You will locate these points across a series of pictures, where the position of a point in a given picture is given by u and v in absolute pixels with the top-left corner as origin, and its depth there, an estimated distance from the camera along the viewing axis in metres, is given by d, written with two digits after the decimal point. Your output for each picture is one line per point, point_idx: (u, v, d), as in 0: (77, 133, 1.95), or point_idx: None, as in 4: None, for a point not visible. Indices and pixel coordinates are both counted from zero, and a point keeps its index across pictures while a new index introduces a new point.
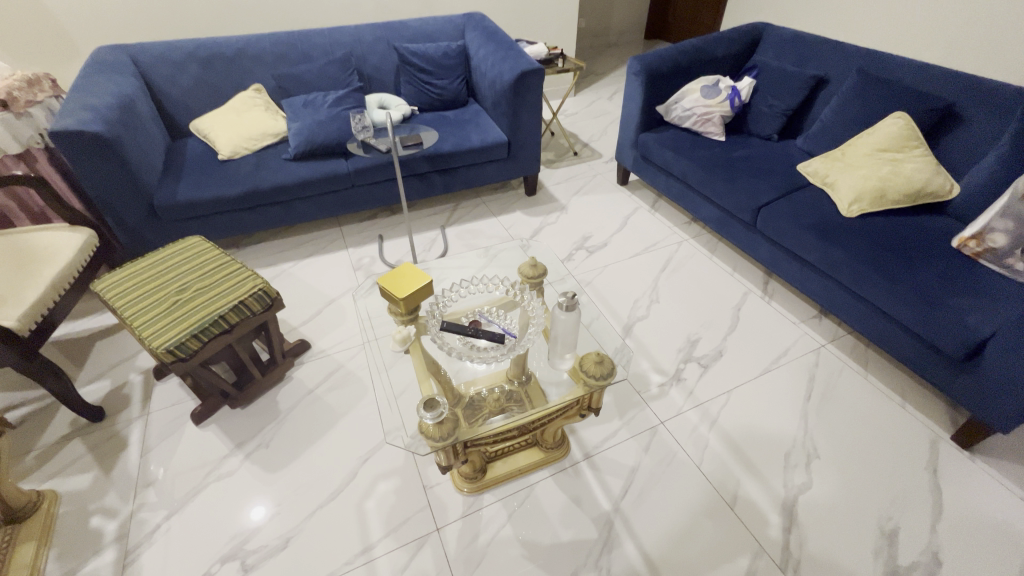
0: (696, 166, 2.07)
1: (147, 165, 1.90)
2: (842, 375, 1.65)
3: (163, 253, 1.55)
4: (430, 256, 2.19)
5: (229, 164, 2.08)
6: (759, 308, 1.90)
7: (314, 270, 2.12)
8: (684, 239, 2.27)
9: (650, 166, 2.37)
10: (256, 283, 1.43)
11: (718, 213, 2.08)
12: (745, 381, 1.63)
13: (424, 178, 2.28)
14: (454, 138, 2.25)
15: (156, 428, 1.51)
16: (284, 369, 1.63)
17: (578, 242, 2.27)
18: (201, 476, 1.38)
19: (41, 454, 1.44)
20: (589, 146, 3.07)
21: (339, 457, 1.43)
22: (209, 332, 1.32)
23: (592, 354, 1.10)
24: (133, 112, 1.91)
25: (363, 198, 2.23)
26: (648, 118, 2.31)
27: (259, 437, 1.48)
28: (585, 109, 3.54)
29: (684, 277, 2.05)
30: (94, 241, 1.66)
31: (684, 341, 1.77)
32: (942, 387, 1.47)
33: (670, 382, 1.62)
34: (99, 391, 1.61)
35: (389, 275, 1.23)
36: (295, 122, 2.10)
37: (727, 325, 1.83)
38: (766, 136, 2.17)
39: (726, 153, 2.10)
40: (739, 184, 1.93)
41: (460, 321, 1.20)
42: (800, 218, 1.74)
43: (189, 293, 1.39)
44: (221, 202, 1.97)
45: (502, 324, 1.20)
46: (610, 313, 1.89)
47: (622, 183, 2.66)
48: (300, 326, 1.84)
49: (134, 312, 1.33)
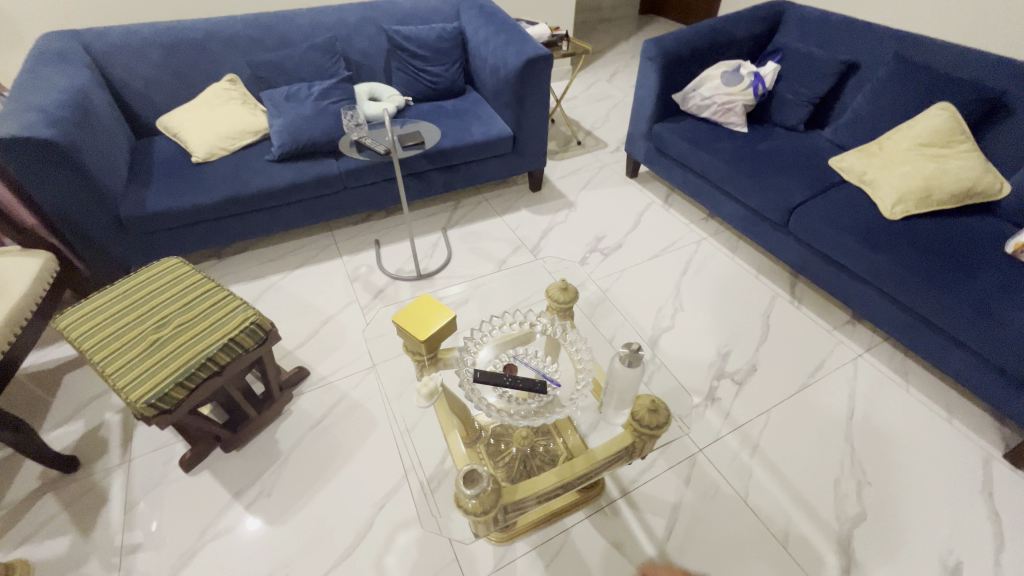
0: (719, 161, 1.92)
1: (109, 171, 1.68)
2: (883, 389, 1.55)
3: (136, 278, 1.36)
4: (434, 263, 2.02)
5: (204, 167, 1.86)
6: (789, 315, 1.79)
7: (306, 283, 1.94)
8: (703, 237, 2.13)
9: (666, 159, 2.21)
10: (246, 315, 1.25)
11: (742, 212, 1.94)
12: (783, 399, 1.53)
13: (423, 177, 2.09)
14: (455, 133, 2.06)
15: (139, 477, 1.34)
16: (282, 403, 1.47)
17: (590, 243, 2.12)
18: (195, 535, 1.23)
19: (8, 515, 1.26)
20: (593, 134, 2.89)
21: (351, 504, 1.29)
22: (195, 378, 1.14)
23: (643, 398, 0.97)
24: (90, 110, 1.67)
25: (357, 200, 2.04)
26: (663, 107, 2.15)
27: (259, 484, 1.32)
28: (584, 92, 3.34)
29: (707, 281, 1.93)
30: (53, 265, 1.44)
31: (714, 355, 1.65)
32: (994, 403, 1.39)
33: (705, 403, 1.51)
34: (70, 436, 1.42)
35: (404, 312, 1.07)
36: (277, 118, 1.89)
37: (757, 335, 1.71)
38: (790, 126, 2.03)
39: (750, 146, 1.96)
40: (768, 181, 1.79)
41: (493, 366, 1.06)
42: (838, 220, 1.61)
43: (168, 330, 1.21)
44: (197, 212, 1.76)
45: (538, 365, 1.06)
46: (633, 324, 1.76)
47: (631, 176, 2.50)
48: (295, 349, 1.67)
49: (106, 357, 1.15)
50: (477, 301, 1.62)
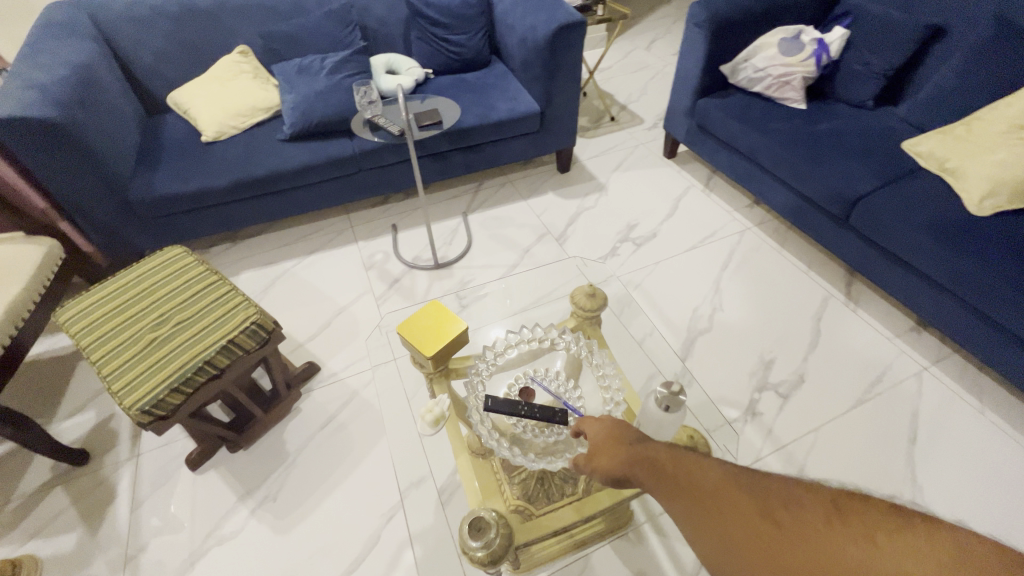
0: (772, 142, 1.71)
1: (116, 152, 1.60)
2: (951, 409, 1.37)
3: (138, 269, 1.29)
4: (452, 251, 1.91)
5: (215, 147, 1.77)
6: (843, 318, 1.60)
7: (320, 269, 1.85)
8: (747, 227, 1.94)
9: (709, 139, 2.00)
10: (247, 315, 1.17)
11: (795, 201, 1.74)
12: (834, 417, 1.37)
13: (443, 158, 1.95)
14: (478, 109, 1.90)
15: (147, 473, 1.30)
16: (290, 401, 1.40)
17: (622, 232, 1.95)
18: (199, 539, 1.19)
19: (20, 507, 1.25)
20: (628, 109, 2.67)
21: (359, 513, 1.23)
22: (192, 382, 1.08)
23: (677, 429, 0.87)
24: (94, 86, 1.59)
25: (373, 182, 1.92)
26: (709, 80, 1.92)
27: (266, 487, 1.27)
28: (620, 62, 3.08)
29: (751, 277, 1.75)
30: (58, 252, 1.39)
31: (756, 363, 1.50)
32: None
33: (744, 418, 1.37)
34: (81, 427, 1.40)
35: (411, 321, 0.96)
36: (289, 94, 1.77)
37: (806, 342, 1.54)
38: (858, 102, 1.78)
39: (808, 126, 1.73)
40: (829, 167, 1.58)
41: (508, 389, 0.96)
42: (911, 215, 1.40)
43: (166, 328, 1.14)
44: (207, 195, 1.69)
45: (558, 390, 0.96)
46: (666, 324, 1.61)
47: (669, 156, 2.29)
48: (306, 342, 1.60)
49: (103, 356, 1.09)
50: (496, 297, 1.50)
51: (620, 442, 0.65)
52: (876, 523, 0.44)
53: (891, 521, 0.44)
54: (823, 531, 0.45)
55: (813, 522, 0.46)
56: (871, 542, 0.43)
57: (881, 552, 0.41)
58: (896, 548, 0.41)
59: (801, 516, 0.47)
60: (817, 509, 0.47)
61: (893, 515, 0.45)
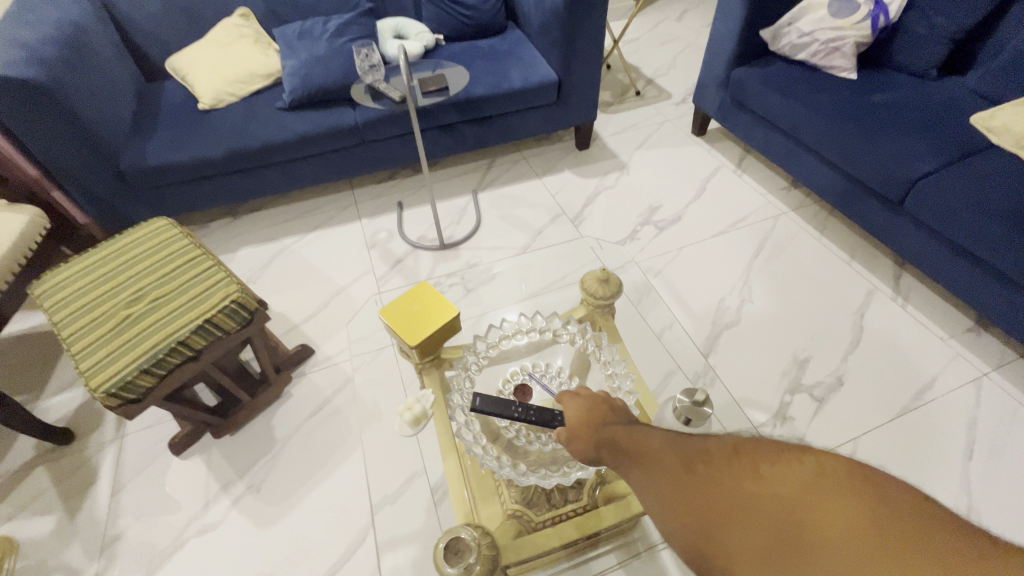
0: (816, 116, 1.52)
1: (107, 118, 1.53)
2: (1014, 422, 1.20)
3: (120, 240, 1.21)
4: (460, 231, 1.79)
5: (212, 116, 1.68)
6: (890, 315, 1.43)
7: (321, 247, 1.76)
8: (783, 211, 1.76)
9: (744, 113, 1.82)
10: (227, 293, 1.08)
11: (839, 183, 1.56)
12: (875, 427, 1.21)
13: (452, 131, 1.82)
14: (490, 78, 1.76)
15: (130, 456, 1.25)
16: (280, 386, 1.32)
17: (643, 214, 1.80)
18: (178, 529, 1.13)
19: (2, 485, 1.21)
20: (654, 83, 2.48)
21: (347, 508, 1.15)
22: (164, 364, 0.99)
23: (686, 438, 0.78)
24: (85, 48, 1.51)
25: (378, 157, 1.81)
26: (747, 46, 1.74)
27: (250, 476, 1.20)
28: (648, 33, 2.87)
29: (785, 266, 1.58)
30: (44, 222, 1.33)
31: (788, 361, 1.35)
32: None
33: (772, 423, 1.23)
34: (68, 405, 1.35)
35: (397, 304, 0.85)
36: (289, 60, 1.67)
37: (847, 340, 1.38)
38: (919, 72, 1.58)
39: (859, 97, 1.54)
40: (882, 144, 1.39)
41: (502, 389, 0.87)
42: (980, 199, 1.22)
43: (141, 305, 1.06)
44: (202, 166, 1.60)
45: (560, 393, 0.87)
46: (688, 316, 1.47)
47: (698, 133, 2.12)
48: (301, 324, 1.52)
49: (74, 332, 1.02)
50: (503, 281, 1.38)
51: (589, 416, 0.58)
52: (785, 456, 0.37)
53: (787, 452, 0.38)
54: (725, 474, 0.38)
55: (722, 460, 0.40)
56: (774, 476, 0.36)
57: (781, 486, 0.35)
58: (781, 478, 0.36)
59: (706, 458, 0.41)
60: (731, 447, 0.41)
61: (795, 447, 0.38)
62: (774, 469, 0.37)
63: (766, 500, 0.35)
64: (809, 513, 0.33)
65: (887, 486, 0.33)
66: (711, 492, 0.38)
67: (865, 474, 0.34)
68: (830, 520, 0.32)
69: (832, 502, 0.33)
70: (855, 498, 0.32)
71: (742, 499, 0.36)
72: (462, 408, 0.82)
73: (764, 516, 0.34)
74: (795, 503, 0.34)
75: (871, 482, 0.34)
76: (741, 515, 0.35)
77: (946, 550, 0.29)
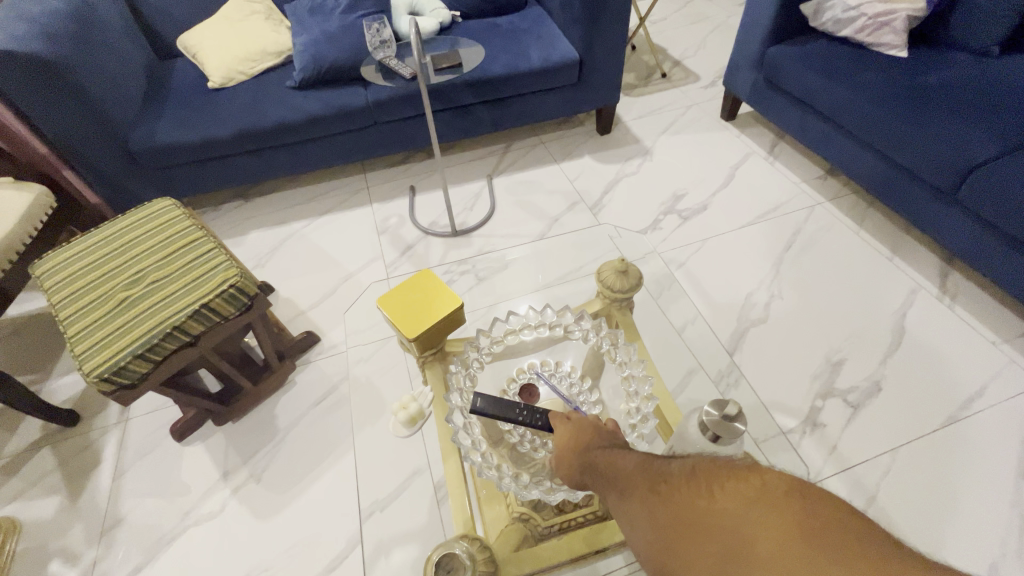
0: (860, 97, 1.40)
1: (116, 96, 1.50)
2: None
3: (123, 220, 1.18)
4: (473, 218, 1.72)
5: (221, 95, 1.64)
6: (936, 316, 1.32)
7: (330, 232, 1.72)
8: (819, 201, 1.64)
9: (779, 96, 1.69)
10: (226, 277, 1.03)
11: (883, 171, 1.44)
12: (916, 437, 1.12)
13: (467, 112, 1.75)
14: (508, 56, 1.67)
15: (133, 441, 1.23)
16: (284, 374, 1.29)
17: (666, 202, 1.71)
18: (177, 517, 1.10)
19: (9, 465, 1.21)
20: (682, 65, 2.35)
21: (347, 502, 1.11)
22: (160, 349, 0.96)
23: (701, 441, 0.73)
24: (94, 23, 1.47)
25: (390, 139, 1.75)
26: (785, 23, 1.61)
27: (251, 465, 1.17)
28: (677, 12, 2.73)
29: (819, 260, 1.47)
30: (49, 201, 1.30)
31: (821, 363, 1.25)
32: None
33: (801, 429, 1.15)
34: (75, 386, 1.34)
35: (395, 293, 0.79)
36: (300, 36, 1.61)
37: (886, 341, 1.28)
38: (979, 49, 1.44)
39: (910, 77, 1.41)
40: (935, 128, 1.27)
41: (507, 389, 0.81)
42: None
43: (140, 288, 1.02)
44: (211, 146, 1.56)
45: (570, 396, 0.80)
46: (711, 311, 1.38)
47: (727, 118, 1.99)
48: (308, 310, 1.48)
49: (71, 314, 0.99)
50: (515, 271, 1.31)
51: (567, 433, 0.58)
52: (735, 475, 0.40)
53: (738, 471, 0.40)
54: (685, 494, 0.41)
55: (683, 481, 0.42)
56: (725, 495, 0.38)
57: (727, 502, 0.38)
58: (730, 494, 0.38)
59: (671, 478, 0.43)
60: (688, 469, 0.43)
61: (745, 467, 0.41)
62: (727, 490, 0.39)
63: (716, 515, 0.38)
64: (748, 526, 0.36)
65: (814, 495, 0.37)
66: (674, 511, 0.40)
67: (799, 489, 0.37)
68: (766, 529, 0.35)
69: (772, 519, 0.35)
70: (789, 514, 0.35)
71: (699, 518, 0.39)
72: (461, 410, 0.76)
73: (715, 532, 0.37)
74: (741, 519, 0.36)
75: (804, 497, 0.36)
76: (697, 532, 0.38)
77: (867, 552, 0.33)
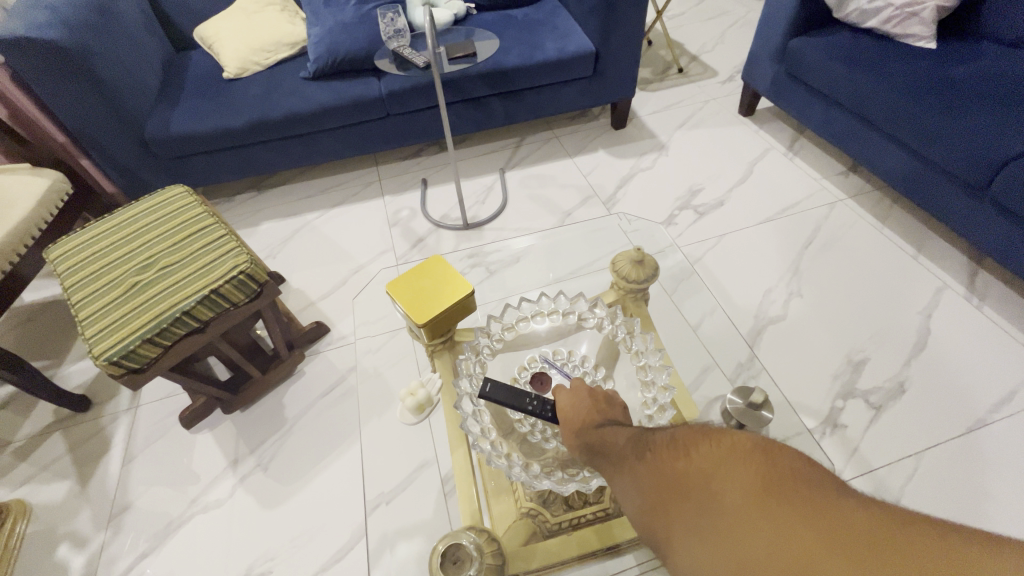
0: (886, 89, 1.36)
1: (132, 86, 1.51)
2: None
3: (136, 206, 1.19)
4: (485, 211, 1.70)
5: (236, 85, 1.64)
6: (964, 317, 1.27)
7: (342, 224, 1.71)
8: (840, 198, 1.60)
9: (800, 89, 1.65)
10: (237, 263, 1.03)
11: (910, 168, 1.38)
12: (942, 440, 1.07)
13: (480, 105, 1.73)
14: (522, 48, 1.65)
15: (143, 428, 1.23)
16: (293, 364, 1.28)
17: (681, 198, 1.67)
18: (185, 504, 1.10)
19: (21, 449, 1.21)
20: (699, 60, 2.31)
21: (353, 493, 1.10)
22: (169, 334, 0.95)
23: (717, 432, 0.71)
24: (112, 13, 1.48)
25: (403, 131, 1.74)
26: (807, 14, 1.57)
27: (259, 455, 1.16)
28: (693, 8, 2.69)
29: (840, 258, 1.43)
30: (66, 187, 1.31)
31: (842, 363, 1.21)
32: None
33: (822, 430, 1.11)
34: (87, 373, 1.35)
35: (406, 277, 0.77)
36: (315, 28, 1.61)
37: (911, 341, 1.23)
38: (1011, 41, 1.39)
39: (938, 69, 1.36)
40: (965, 120, 1.22)
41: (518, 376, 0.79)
42: None
43: (150, 273, 1.02)
44: (224, 136, 1.56)
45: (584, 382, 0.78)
46: (728, 308, 1.35)
47: (745, 113, 1.95)
48: (318, 301, 1.47)
49: (83, 298, 0.99)
50: (528, 263, 1.29)
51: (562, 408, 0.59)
52: (712, 439, 0.43)
53: (713, 434, 0.44)
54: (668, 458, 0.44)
55: (666, 448, 0.45)
56: (701, 457, 0.42)
57: (704, 466, 0.41)
58: (706, 455, 0.42)
59: (656, 446, 0.46)
60: (674, 439, 0.46)
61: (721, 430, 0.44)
62: (708, 457, 0.41)
63: (698, 478, 0.40)
64: (721, 484, 0.39)
65: (780, 452, 0.39)
66: (663, 480, 0.43)
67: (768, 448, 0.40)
68: (735, 485, 0.38)
69: (739, 472, 0.38)
70: (757, 469, 0.38)
71: (685, 483, 0.41)
72: (470, 397, 0.74)
73: (692, 491, 0.40)
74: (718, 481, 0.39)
75: (772, 453, 0.39)
76: (679, 494, 0.41)
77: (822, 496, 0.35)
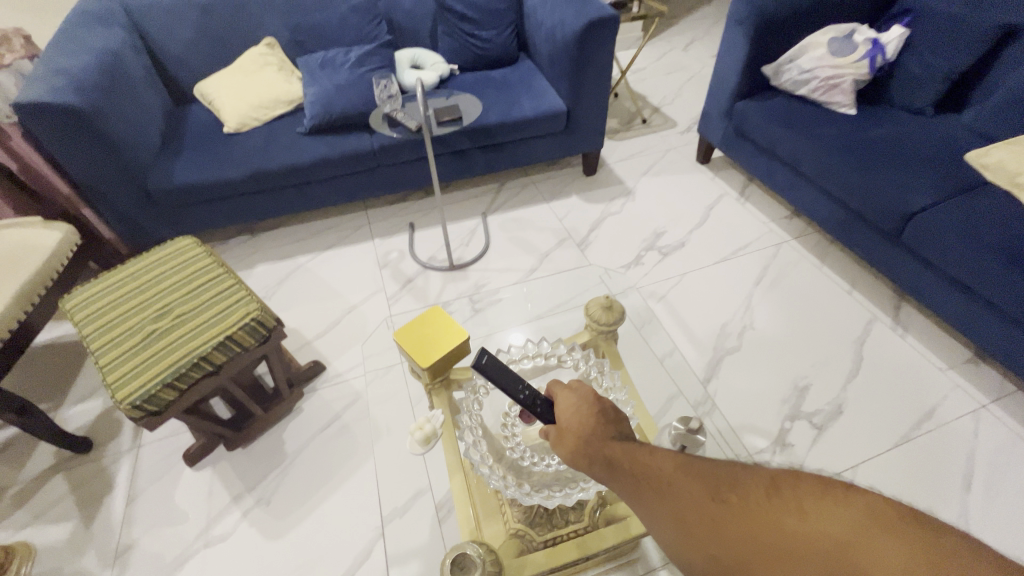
0: (816, 149, 1.58)
1: (138, 141, 1.61)
2: (1013, 454, 1.22)
3: (147, 257, 1.28)
4: (470, 252, 1.84)
5: (235, 139, 1.76)
6: (891, 345, 1.45)
7: (334, 265, 1.82)
8: (785, 239, 1.80)
9: (747, 144, 1.88)
10: (248, 310, 1.13)
11: (841, 215, 1.59)
12: (873, 455, 1.23)
13: (464, 156, 1.89)
14: (501, 107, 1.83)
15: (145, 467, 1.28)
16: (292, 401, 1.37)
17: (647, 240, 1.85)
18: (191, 538, 1.16)
19: (22, 491, 1.25)
20: (660, 111, 2.56)
21: (352, 523, 1.18)
22: (187, 378, 1.04)
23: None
24: (121, 75, 1.60)
25: (393, 179, 1.88)
26: (749, 81, 1.81)
27: (261, 489, 1.23)
28: (655, 63, 2.97)
29: (785, 293, 1.62)
30: (75, 239, 1.40)
31: (789, 388, 1.37)
32: None
33: (772, 449, 1.26)
34: (87, 414, 1.40)
35: (410, 326, 0.89)
36: (311, 87, 1.75)
37: (847, 368, 1.41)
38: (916, 109, 1.64)
39: (858, 132, 1.59)
40: (880, 177, 1.44)
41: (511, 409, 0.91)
42: (977, 233, 1.25)
43: (166, 321, 1.11)
44: (225, 186, 1.67)
45: None
46: (690, 340, 1.51)
47: (703, 161, 2.17)
48: (314, 340, 1.57)
49: (102, 346, 1.07)
50: (511, 303, 1.42)
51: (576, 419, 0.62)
52: (820, 493, 0.44)
53: (828, 489, 0.44)
54: (765, 505, 0.45)
55: (762, 495, 0.46)
56: (819, 515, 0.42)
57: (825, 524, 0.41)
58: (826, 512, 0.42)
59: (748, 492, 0.47)
60: (772, 486, 0.46)
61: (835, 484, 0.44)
62: (788, 501, 0.44)
63: (818, 539, 0.41)
64: (858, 551, 0.39)
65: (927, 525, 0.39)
66: (760, 528, 0.44)
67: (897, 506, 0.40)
68: (877, 554, 0.38)
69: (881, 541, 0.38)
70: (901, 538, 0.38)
71: (793, 540, 0.42)
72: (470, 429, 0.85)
73: (812, 550, 0.40)
74: (815, 529, 0.41)
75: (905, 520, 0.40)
76: (793, 553, 0.41)
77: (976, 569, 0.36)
